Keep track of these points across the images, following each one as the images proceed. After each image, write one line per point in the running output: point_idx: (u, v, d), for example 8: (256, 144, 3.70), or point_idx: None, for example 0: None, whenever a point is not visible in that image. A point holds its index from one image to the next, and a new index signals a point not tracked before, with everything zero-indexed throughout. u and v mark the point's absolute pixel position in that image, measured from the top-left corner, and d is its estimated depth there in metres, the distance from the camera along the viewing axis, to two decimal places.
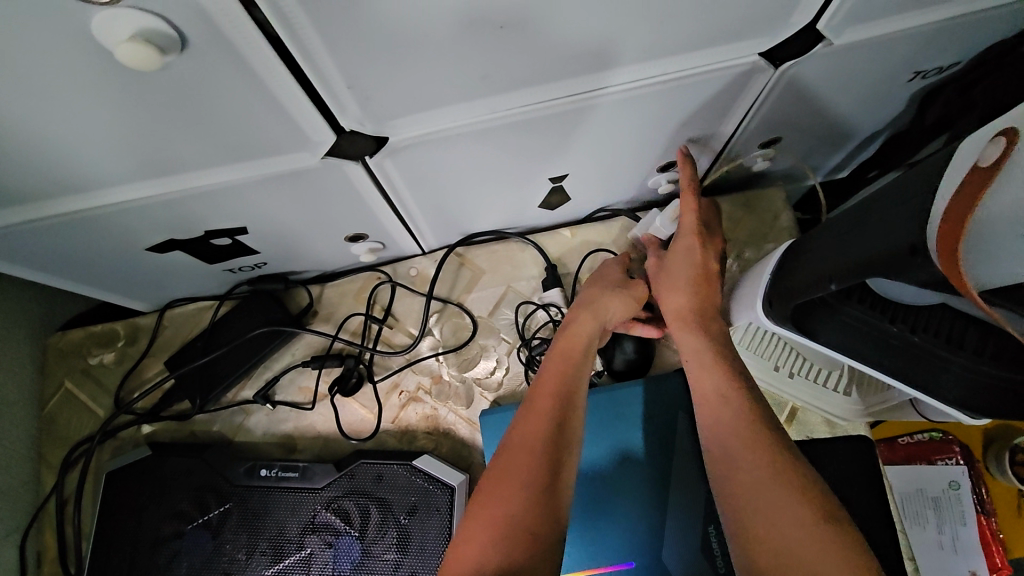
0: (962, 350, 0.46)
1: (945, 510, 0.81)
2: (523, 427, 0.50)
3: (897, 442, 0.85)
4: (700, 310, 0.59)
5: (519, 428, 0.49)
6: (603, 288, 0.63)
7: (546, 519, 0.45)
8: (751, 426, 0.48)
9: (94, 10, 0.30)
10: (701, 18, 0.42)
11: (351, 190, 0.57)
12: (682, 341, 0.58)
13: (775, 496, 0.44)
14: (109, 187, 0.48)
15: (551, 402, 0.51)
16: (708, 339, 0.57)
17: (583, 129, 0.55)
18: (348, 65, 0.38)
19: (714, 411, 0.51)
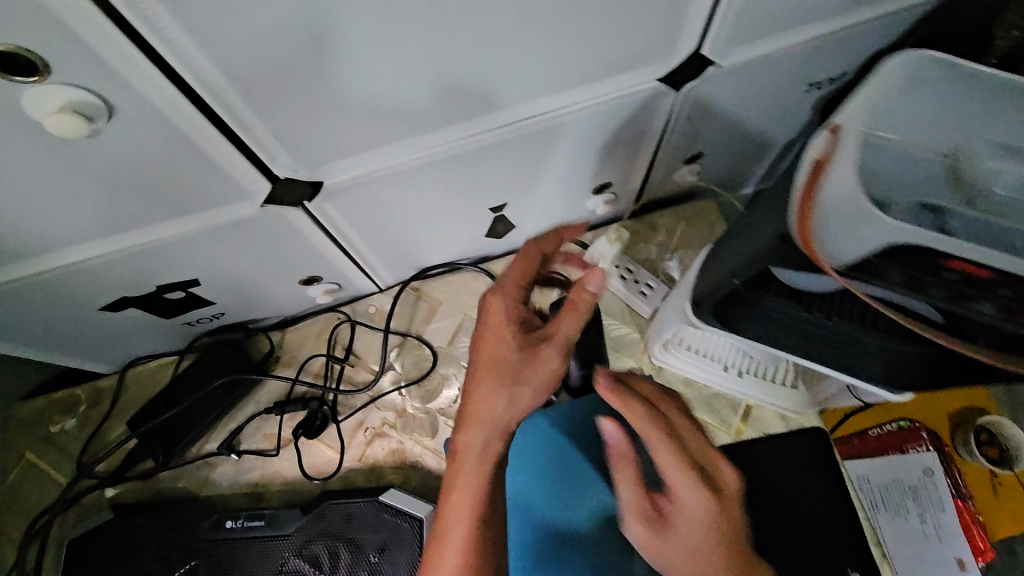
0: (874, 328, 0.47)
1: (925, 499, 0.72)
2: (448, 534, 0.45)
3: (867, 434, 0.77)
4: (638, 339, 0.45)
5: (446, 536, 0.45)
6: (510, 317, 0.49)
7: None
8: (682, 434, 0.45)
9: (26, 90, 0.33)
10: (596, 53, 0.46)
11: (296, 234, 0.60)
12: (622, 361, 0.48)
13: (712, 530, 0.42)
14: (56, 250, 0.50)
15: (476, 493, 0.45)
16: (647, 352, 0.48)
17: (512, 159, 0.58)
18: (273, 118, 0.41)
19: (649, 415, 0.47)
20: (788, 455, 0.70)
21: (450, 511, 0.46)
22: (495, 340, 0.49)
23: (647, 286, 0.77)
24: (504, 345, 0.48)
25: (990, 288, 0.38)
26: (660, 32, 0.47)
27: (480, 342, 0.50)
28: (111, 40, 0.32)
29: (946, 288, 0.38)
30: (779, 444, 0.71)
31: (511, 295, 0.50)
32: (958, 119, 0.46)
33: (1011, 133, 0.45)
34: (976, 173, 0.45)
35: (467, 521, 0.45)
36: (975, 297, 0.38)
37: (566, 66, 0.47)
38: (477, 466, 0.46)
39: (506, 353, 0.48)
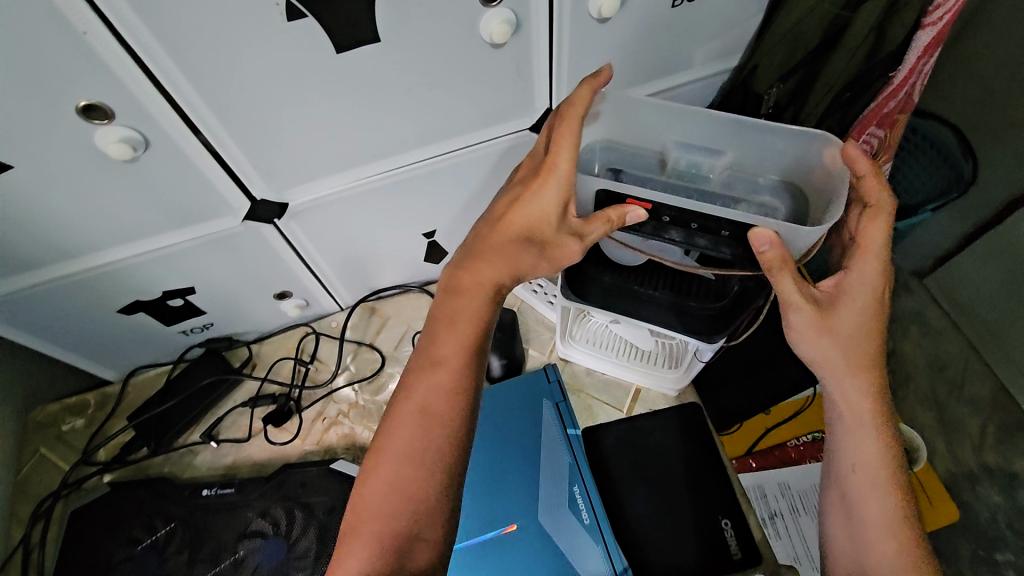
0: (679, 292, 0.67)
1: None
2: (392, 436, 0.56)
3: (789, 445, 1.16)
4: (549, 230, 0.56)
5: (390, 436, 0.56)
6: (560, 196, 0.55)
7: (423, 521, 0.53)
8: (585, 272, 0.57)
9: (97, 128, 0.54)
10: (471, 109, 0.69)
11: (271, 250, 0.79)
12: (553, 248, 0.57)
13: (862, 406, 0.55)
14: (93, 253, 0.69)
15: (429, 405, 0.56)
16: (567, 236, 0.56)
17: (431, 190, 0.80)
18: (251, 150, 0.63)
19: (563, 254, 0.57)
20: (668, 426, 0.85)
21: (400, 420, 0.56)
22: (534, 208, 0.56)
23: (553, 295, 0.95)
24: (543, 216, 0.55)
25: (660, 216, 0.52)
26: (516, 95, 0.69)
27: (503, 216, 0.57)
28: (152, 98, 0.54)
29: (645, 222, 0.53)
30: (658, 418, 0.86)
31: (564, 172, 0.54)
32: (660, 126, 0.58)
33: (690, 136, 0.57)
34: (680, 167, 0.57)
35: (412, 428, 0.55)
36: (659, 226, 0.53)
37: (451, 118, 0.69)
38: (432, 379, 0.57)
39: (495, 268, 0.58)
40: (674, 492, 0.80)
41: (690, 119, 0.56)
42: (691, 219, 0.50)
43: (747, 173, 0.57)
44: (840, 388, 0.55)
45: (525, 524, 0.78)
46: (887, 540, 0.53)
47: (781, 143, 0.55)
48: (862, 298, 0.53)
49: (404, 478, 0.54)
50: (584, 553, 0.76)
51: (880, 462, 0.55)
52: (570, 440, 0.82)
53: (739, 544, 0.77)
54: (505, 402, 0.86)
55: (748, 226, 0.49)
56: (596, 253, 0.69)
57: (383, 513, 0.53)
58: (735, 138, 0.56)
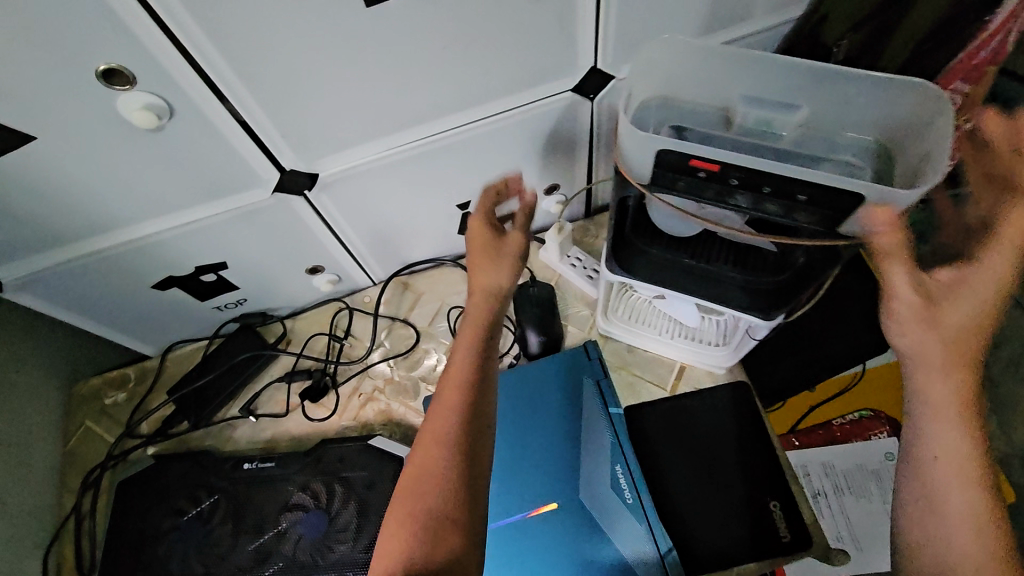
0: (738, 266, 0.62)
1: None
2: (431, 418, 0.57)
3: None
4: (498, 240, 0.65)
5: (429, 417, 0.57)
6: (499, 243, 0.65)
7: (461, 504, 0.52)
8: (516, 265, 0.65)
9: (122, 96, 0.52)
10: (509, 69, 0.64)
11: (303, 222, 0.77)
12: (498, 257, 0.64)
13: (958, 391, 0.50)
14: (125, 228, 0.68)
15: (459, 389, 0.57)
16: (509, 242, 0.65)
17: (467, 157, 0.75)
18: (279, 117, 0.60)
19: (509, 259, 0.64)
20: (712, 404, 0.82)
21: (437, 405, 0.57)
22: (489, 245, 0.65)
23: (593, 270, 0.91)
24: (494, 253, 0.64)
25: (726, 178, 0.44)
26: (559, 52, 0.64)
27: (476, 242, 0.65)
28: (173, 62, 0.50)
29: (706, 186, 0.45)
30: (703, 398, 0.82)
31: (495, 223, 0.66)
32: (724, 78, 0.52)
33: (758, 90, 0.52)
34: (747, 123, 0.52)
35: (445, 410, 0.57)
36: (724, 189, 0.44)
37: (489, 78, 0.64)
38: (459, 364, 0.59)
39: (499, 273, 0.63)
40: (722, 472, 0.77)
41: (761, 69, 0.51)
42: (764, 181, 0.43)
43: (824, 129, 0.51)
44: (923, 382, 0.50)
45: (568, 503, 0.75)
46: (971, 538, 0.47)
47: (864, 95, 0.49)
48: (979, 292, 0.50)
49: (442, 456, 0.54)
50: (626, 531, 0.73)
51: (968, 458, 0.49)
52: (612, 419, 0.78)
53: (789, 527, 0.74)
54: (544, 379, 0.83)
55: (829, 187, 0.42)
56: (641, 225, 0.65)
57: (415, 491, 0.53)
58: (812, 91, 0.50)
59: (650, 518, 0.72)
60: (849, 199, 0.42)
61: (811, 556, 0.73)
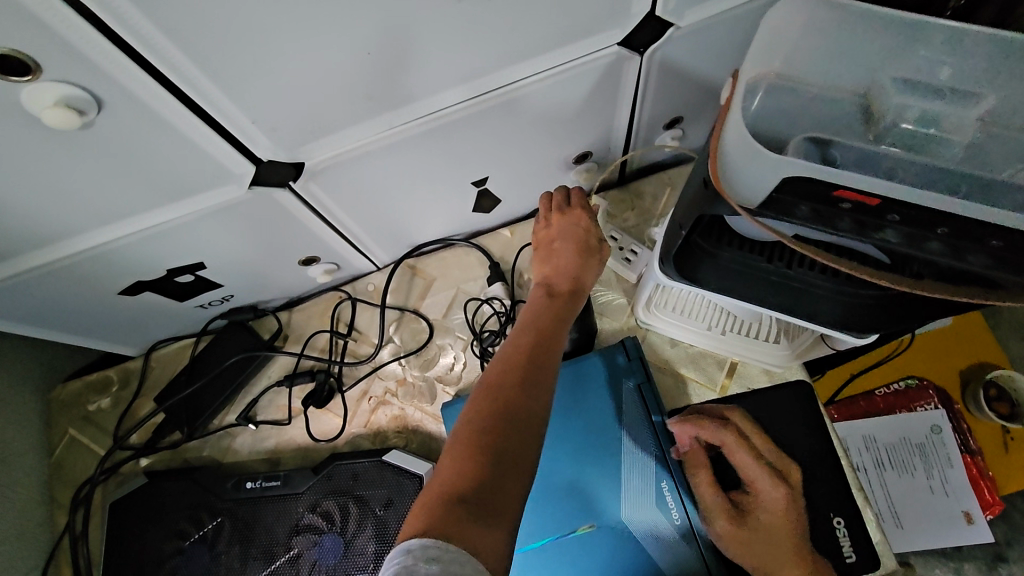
0: (834, 275, 0.51)
1: (932, 453, 0.97)
2: (492, 373, 0.50)
3: (876, 395, 1.04)
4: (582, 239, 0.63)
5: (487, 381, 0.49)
6: (567, 243, 0.63)
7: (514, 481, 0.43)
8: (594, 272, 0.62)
9: (25, 88, 0.38)
10: (544, 24, 0.49)
11: (289, 214, 0.63)
12: (579, 258, 0.62)
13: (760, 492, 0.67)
14: (72, 237, 0.55)
15: (522, 351, 0.52)
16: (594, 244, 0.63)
17: (486, 130, 0.61)
18: (246, 103, 0.45)
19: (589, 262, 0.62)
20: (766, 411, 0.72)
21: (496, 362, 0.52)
22: (555, 251, 0.63)
23: (630, 252, 0.79)
24: (560, 255, 0.62)
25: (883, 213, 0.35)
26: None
27: (545, 246, 0.65)
28: (89, 38, 0.36)
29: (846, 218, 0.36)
30: (762, 400, 0.72)
31: (570, 217, 0.65)
32: (877, 55, 0.41)
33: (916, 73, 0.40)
34: (904, 125, 0.40)
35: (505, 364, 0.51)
36: (871, 222, 0.36)
37: (518, 36, 0.49)
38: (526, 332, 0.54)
39: (571, 267, 0.61)
40: None
41: (926, 47, 0.40)
42: (938, 222, 0.34)
43: (1014, 125, 0.38)
44: (745, 474, 0.68)
45: (607, 525, 0.68)
46: None
47: None
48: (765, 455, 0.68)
49: (494, 404, 0.47)
50: (673, 548, 0.67)
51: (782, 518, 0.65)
52: (656, 429, 0.71)
53: (853, 546, 0.67)
54: (578, 382, 0.73)
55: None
56: (710, 224, 0.51)
57: (469, 448, 0.44)
58: (997, 76, 0.39)
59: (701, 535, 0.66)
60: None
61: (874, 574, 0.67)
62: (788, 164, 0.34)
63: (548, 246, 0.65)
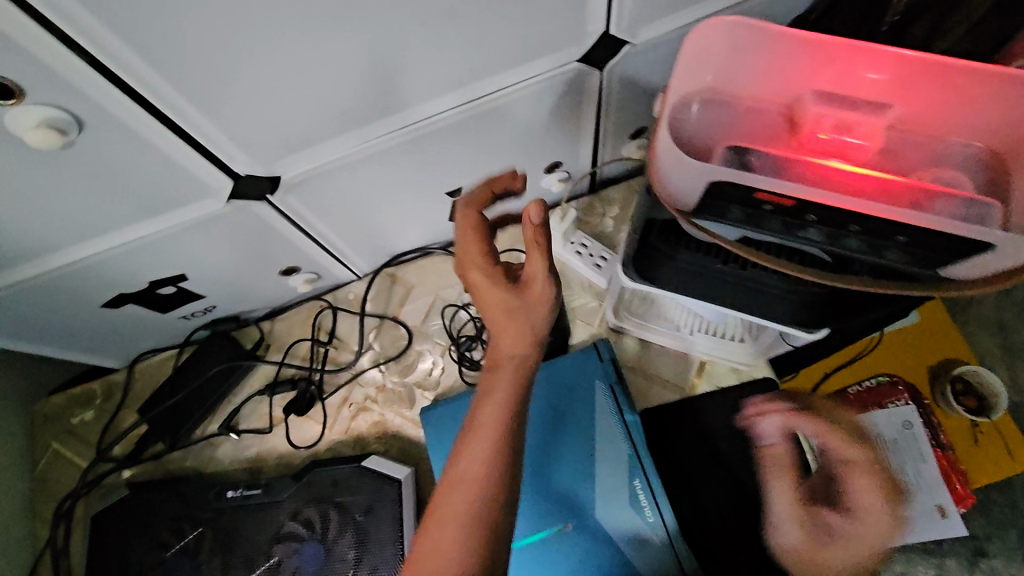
0: (786, 276, 0.52)
1: (906, 449, 0.89)
2: (461, 450, 0.48)
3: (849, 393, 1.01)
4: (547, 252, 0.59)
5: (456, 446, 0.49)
6: (496, 279, 0.51)
7: (496, 544, 0.45)
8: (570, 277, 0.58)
9: (7, 109, 0.40)
10: (507, 43, 0.52)
11: (266, 226, 0.65)
12: None
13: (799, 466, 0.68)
14: (53, 252, 0.56)
15: (493, 420, 0.48)
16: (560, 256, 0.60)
17: (456, 142, 0.64)
18: (223, 122, 0.48)
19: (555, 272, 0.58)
20: (734, 409, 0.75)
21: (468, 434, 0.49)
22: (486, 295, 0.51)
23: (600, 258, 0.82)
24: (495, 299, 0.51)
25: (805, 213, 0.36)
26: (568, 19, 0.51)
27: (474, 290, 0.52)
28: (70, 63, 0.38)
29: (773, 218, 0.38)
30: (728, 398, 0.75)
31: (477, 262, 0.51)
32: (797, 73, 0.43)
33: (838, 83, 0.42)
34: (825, 130, 0.41)
35: (479, 439, 0.48)
36: (795, 223, 0.37)
37: (482, 54, 0.52)
38: (495, 391, 0.50)
39: (534, 300, 0.51)
40: (746, 482, 0.72)
41: (845, 62, 0.41)
42: (851, 220, 0.35)
43: (918, 132, 0.41)
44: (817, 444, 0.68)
45: (583, 522, 0.70)
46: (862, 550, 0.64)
47: (975, 84, 0.38)
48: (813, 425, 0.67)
49: (472, 485, 0.46)
50: (637, 531, 0.69)
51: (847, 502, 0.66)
52: (628, 428, 0.73)
53: None
54: (553, 383, 0.76)
55: (938, 232, 0.34)
56: (667, 227, 0.54)
57: (449, 528, 0.45)
58: (910, 90, 0.41)
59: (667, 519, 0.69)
60: (964, 242, 0.34)
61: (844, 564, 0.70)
62: (713, 171, 0.36)
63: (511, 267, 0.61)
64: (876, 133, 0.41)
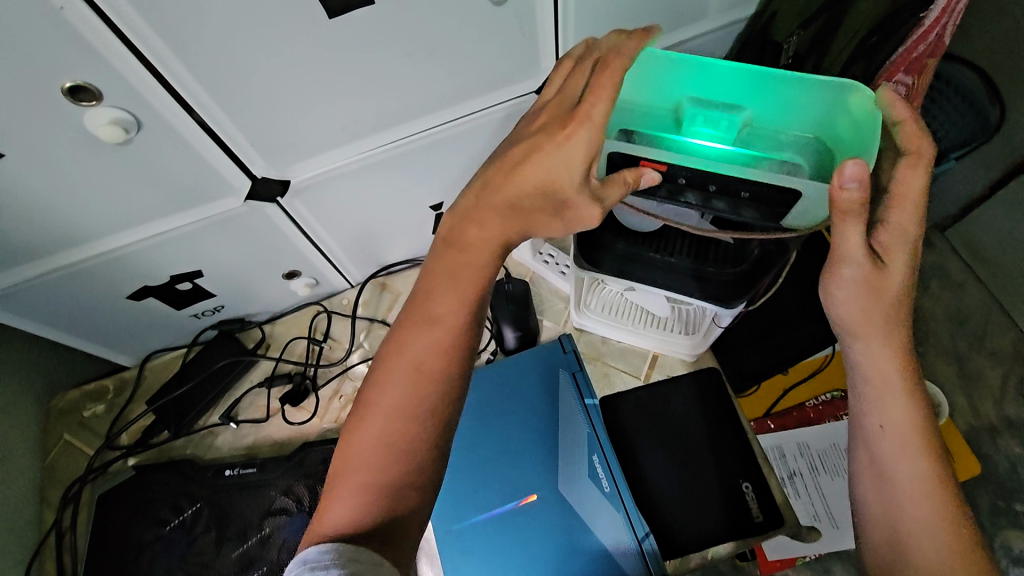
0: (696, 258, 0.65)
1: None
2: (384, 389, 0.52)
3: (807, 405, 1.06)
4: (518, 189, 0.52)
5: (383, 386, 0.52)
6: (591, 150, 0.48)
7: (424, 475, 0.51)
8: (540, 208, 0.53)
9: (87, 111, 0.52)
10: (475, 72, 0.66)
11: (275, 229, 0.77)
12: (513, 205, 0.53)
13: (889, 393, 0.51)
14: (96, 241, 0.68)
15: (424, 365, 0.52)
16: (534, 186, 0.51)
17: (437, 158, 0.77)
18: (248, 126, 0.61)
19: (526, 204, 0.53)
20: (682, 395, 0.84)
21: (392, 374, 0.52)
22: (557, 161, 0.49)
23: (565, 266, 0.95)
24: (565, 170, 0.49)
25: (677, 178, 0.52)
26: (521, 55, 0.66)
27: (518, 166, 0.51)
28: (140, 76, 0.51)
29: (661, 186, 0.54)
30: (676, 384, 0.85)
31: (597, 126, 0.47)
32: (671, 86, 0.53)
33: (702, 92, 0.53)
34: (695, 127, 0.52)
35: (404, 383, 0.52)
36: (674, 188, 0.53)
37: (455, 82, 0.67)
38: (429, 338, 0.53)
39: (476, 258, 0.54)
40: (692, 458, 0.80)
41: (705, 75, 0.52)
42: (708, 180, 0.51)
43: (766, 129, 0.53)
44: (881, 368, 0.52)
45: (547, 495, 0.77)
46: (923, 500, 0.49)
47: (793, 92, 0.51)
48: (874, 329, 0.51)
49: (395, 429, 0.51)
50: (613, 551, 0.74)
51: (910, 421, 0.51)
52: (588, 410, 0.81)
53: (760, 507, 0.77)
54: (522, 372, 0.85)
55: (769, 189, 0.49)
56: (606, 220, 0.67)
57: (378, 461, 0.50)
58: (756, 95, 0.53)
59: (645, 543, 0.74)
60: (786, 195, 0.49)
61: (780, 533, 0.77)
62: (606, 146, 0.52)
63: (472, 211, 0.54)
64: (735, 126, 0.52)
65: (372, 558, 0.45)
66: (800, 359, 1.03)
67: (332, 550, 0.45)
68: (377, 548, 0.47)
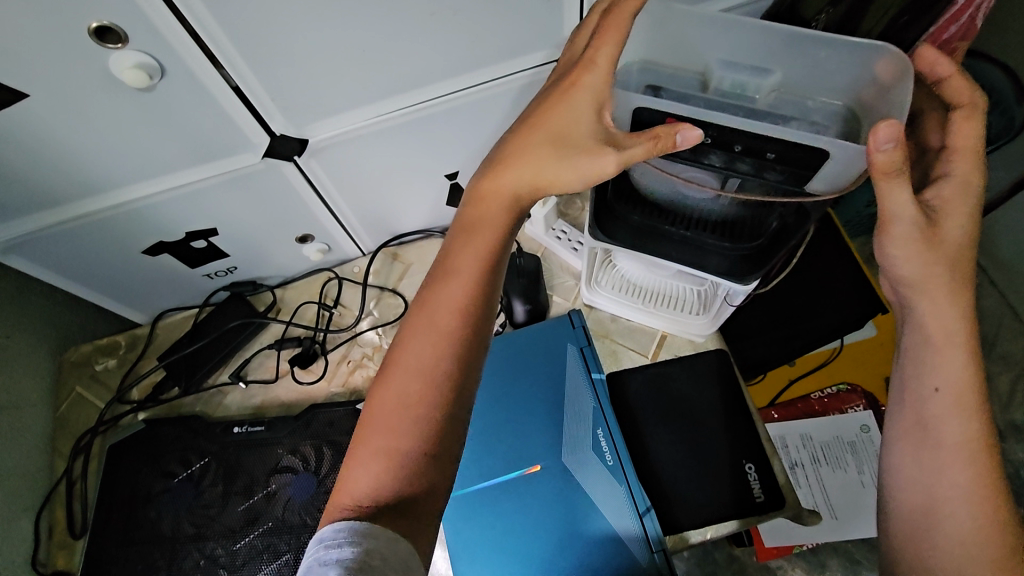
0: (718, 233, 0.64)
1: (861, 451, 0.99)
2: (403, 350, 0.53)
3: (812, 397, 1.06)
4: (530, 142, 0.54)
5: (402, 349, 0.53)
6: (600, 94, 0.52)
7: (443, 441, 0.51)
8: (553, 165, 0.53)
9: (113, 54, 0.52)
10: (498, 36, 0.66)
11: (291, 191, 0.77)
12: (531, 160, 0.54)
13: (945, 346, 0.51)
14: (115, 190, 0.68)
15: (442, 324, 0.53)
16: (546, 142, 0.53)
17: (456, 125, 0.77)
18: (268, 81, 0.61)
19: (541, 162, 0.54)
20: (693, 372, 0.84)
21: (414, 337, 0.53)
22: (568, 109, 0.52)
23: (578, 243, 0.95)
24: (575, 118, 0.52)
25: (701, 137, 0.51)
26: (545, 21, 0.66)
27: (533, 120, 0.54)
28: (165, 20, 0.51)
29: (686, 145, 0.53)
30: (688, 363, 0.85)
31: (602, 70, 0.51)
32: (704, 49, 0.56)
33: (734, 54, 0.55)
34: (723, 87, 0.54)
35: (423, 344, 0.53)
36: (698, 148, 0.52)
37: (477, 45, 0.66)
38: (445, 296, 0.54)
39: (493, 211, 0.55)
40: (700, 435, 0.80)
41: (739, 32, 0.54)
42: (734, 140, 0.50)
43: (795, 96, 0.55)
44: (940, 325, 0.51)
45: (553, 464, 0.78)
46: (957, 466, 0.49)
47: (822, 55, 0.53)
48: (937, 286, 0.51)
49: (414, 392, 0.51)
50: (614, 526, 0.74)
51: (966, 382, 0.51)
52: (595, 385, 0.81)
53: (762, 487, 0.77)
54: (532, 345, 0.85)
55: (796, 148, 0.49)
56: (626, 192, 0.66)
57: (396, 424, 0.51)
58: (786, 58, 0.55)
59: (646, 521, 0.74)
60: (813, 155, 0.49)
61: (782, 514, 0.77)
62: (633, 100, 0.51)
63: (491, 169, 0.56)
64: (761, 91, 0.54)
65: (388, 534, 0.46)
66: (809, 350, 1.02)
67: (348, 529, 0.46)
68: (393, 520, 0.47)
